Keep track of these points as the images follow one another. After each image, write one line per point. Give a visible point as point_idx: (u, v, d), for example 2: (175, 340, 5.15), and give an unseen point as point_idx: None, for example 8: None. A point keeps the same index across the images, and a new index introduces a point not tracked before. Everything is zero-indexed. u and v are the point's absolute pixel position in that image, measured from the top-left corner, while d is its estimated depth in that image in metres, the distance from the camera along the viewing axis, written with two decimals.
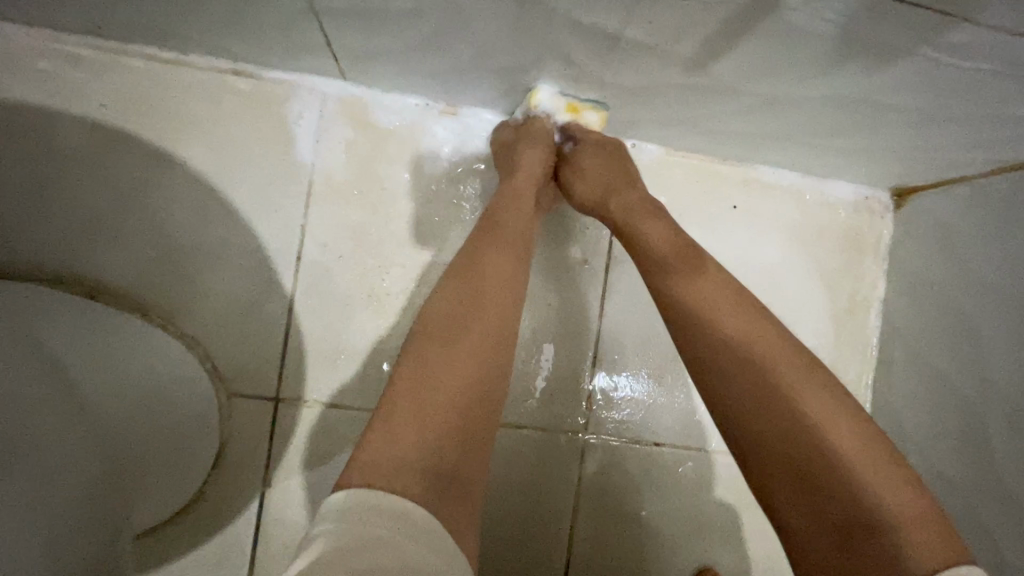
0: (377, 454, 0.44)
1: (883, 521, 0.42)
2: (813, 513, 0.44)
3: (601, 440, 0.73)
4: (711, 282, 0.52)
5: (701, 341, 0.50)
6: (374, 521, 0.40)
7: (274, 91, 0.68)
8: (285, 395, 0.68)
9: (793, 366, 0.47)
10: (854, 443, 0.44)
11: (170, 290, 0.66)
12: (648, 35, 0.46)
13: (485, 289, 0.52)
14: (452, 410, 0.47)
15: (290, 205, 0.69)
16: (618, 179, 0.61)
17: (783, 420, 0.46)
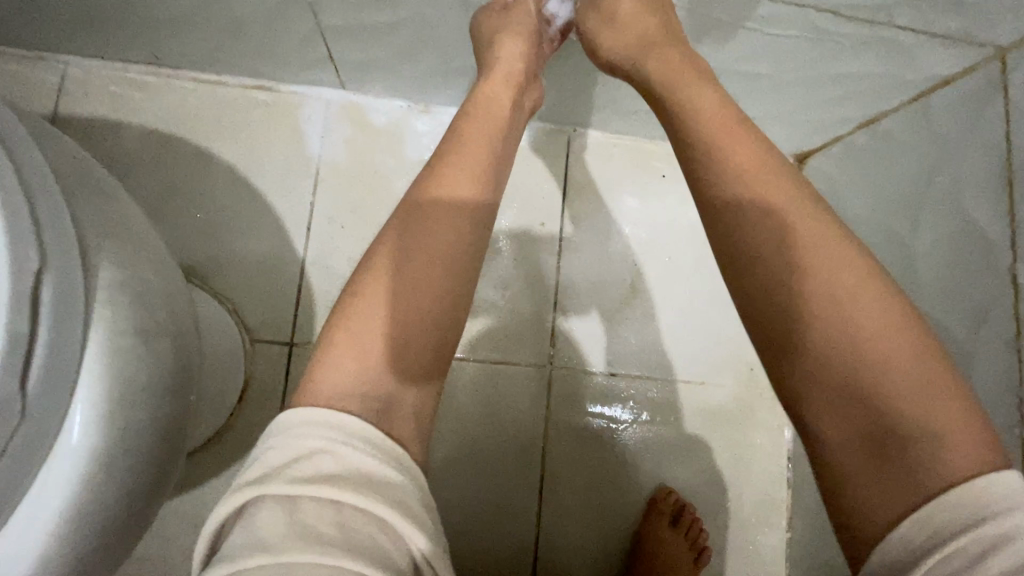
0: (323, 381, 0.51)
1: (908, 418, 0.40)
2: (839, 409, 0.42)
3: (564, 372, 0.87)
4: (750, 166, 0.50)
5: (738, 224, 0.49)
6: (347, 441, 0.46)
7: (289, 101, 0.87)
8: (299, 339, 0.82)
9: (835, 260, 0.45)
10: (884, 340, 0.42)
11: (206, 259, 0.82)
12: None
13: (425, 232, 0.57)
14: (391, 338, 0.53)
15: (302, 187, 0.86)
16: (653, 32, 0.59)
17: (808, 313, 0.44)
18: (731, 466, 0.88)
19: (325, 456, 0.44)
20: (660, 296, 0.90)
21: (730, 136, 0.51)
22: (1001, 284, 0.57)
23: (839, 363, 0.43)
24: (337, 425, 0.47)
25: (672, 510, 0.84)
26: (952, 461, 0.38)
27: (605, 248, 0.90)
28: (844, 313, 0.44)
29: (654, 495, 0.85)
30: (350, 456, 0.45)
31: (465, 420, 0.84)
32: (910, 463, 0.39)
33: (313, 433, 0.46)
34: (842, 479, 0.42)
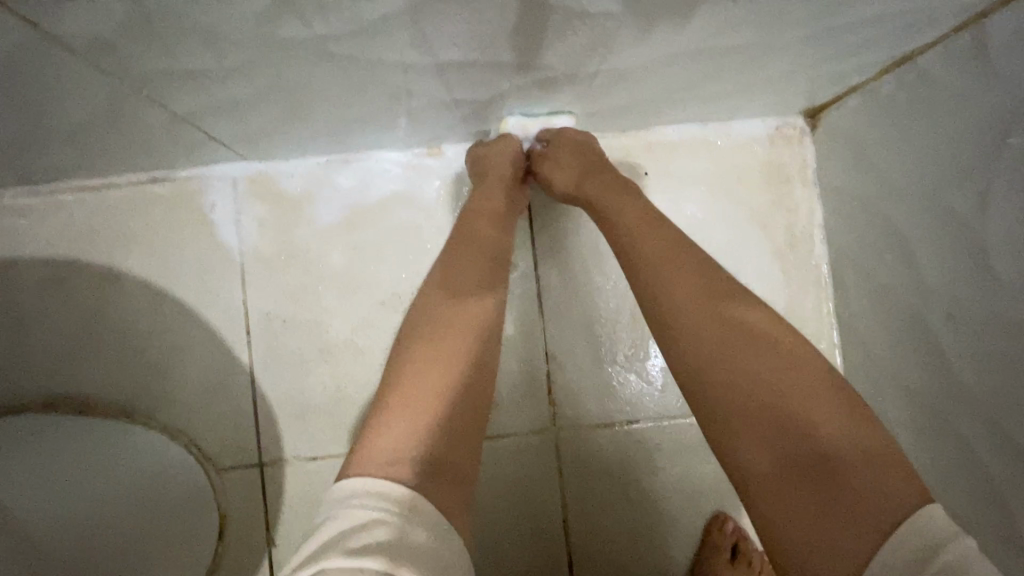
0: (378, 445, 0.45)
1: (852, 460, 0.41)
2: (770, 453, 0.44)
3: (572, 431, 0.75)
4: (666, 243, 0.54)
5: (648, 279, 0.53)
6: (407, 514, 0.42)
7: (188, 188, 0.74)
8: (268, 458, 0.73)
9: (732, 310, 0.49)
10: (786, 378, 0.45)
11: (146, 392, 0.73)
12: (464, 51, 0.48)
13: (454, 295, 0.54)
14: (442, 396, 0.48)
15: (228, 286, 0.74)
16: (592, 173, 0.63)
17: (714, 364, 0.47)
18: None
19: (392, 532, 0.40)
20: None
21: (653, 230, 0.56)
22: None
23: (763, 408, 0.45)
24: (397, 494, 0.43)
25: (729, 543, 0.73)
26: (881, 490, 0.40)
27: (595, 277, 0.75)
28: (765, 370, 0.45)
29: (706, 530, 0.75)
30: (416, 534, 0.41)
31: (473, 507, 0.74)
32: (845, 498, 0.40)
33: (357, 502, 0.42)
34: (778, 515, 0.42)
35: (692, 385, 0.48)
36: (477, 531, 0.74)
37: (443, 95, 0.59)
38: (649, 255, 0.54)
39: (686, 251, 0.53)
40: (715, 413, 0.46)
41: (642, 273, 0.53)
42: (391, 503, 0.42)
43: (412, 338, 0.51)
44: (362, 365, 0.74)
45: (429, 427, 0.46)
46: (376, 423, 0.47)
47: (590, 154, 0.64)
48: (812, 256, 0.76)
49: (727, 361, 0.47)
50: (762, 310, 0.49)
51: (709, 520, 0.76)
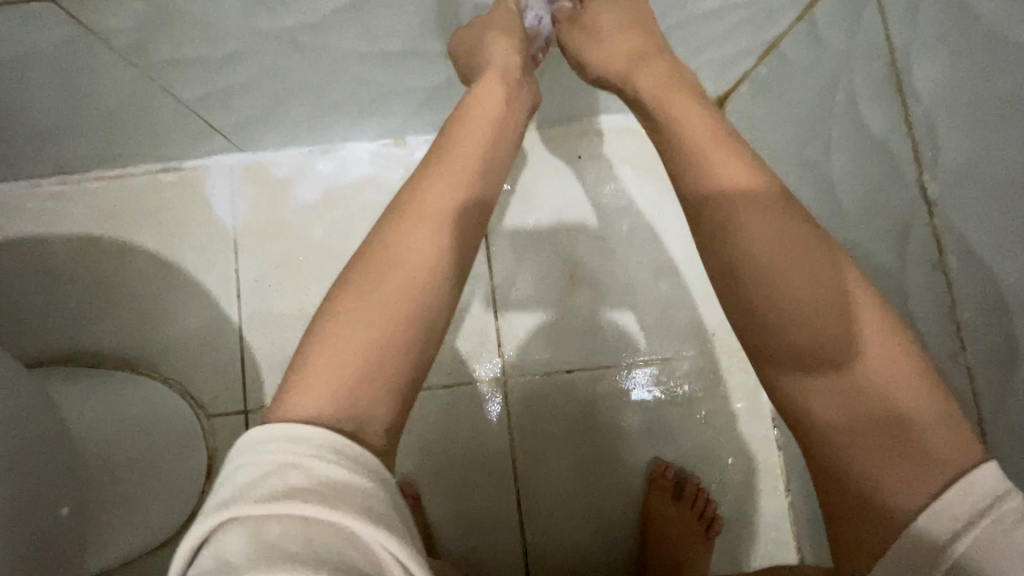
0: (297, 398, 0.45)
1: (918, 420, 0.39)
2: (838, 405, 0.41)
3: (518, 379, 0.84)
4: (740, 185, 0.46)
5: (704, 202, 0.47)
6: (314, 454, 0.41)
7: (193, 176, 0.88)
8: (253, 405, 0.84)
9: (800, 249, 0.44)
10: (856, 327, 0.42)
11: (150, 348, 0.84)
12: (404, 43, 0.62)
13: (400, 249, 0.50)
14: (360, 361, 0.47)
15: (224, 257, 0.87)
16: (639, 48, 0.55)
17: (776, 305, 0.44)
18: (712, 438, 0.85)
19: (292, 471, 0.39)
20: (600, 282, 0.86)
21: (719, 154, 0.47)
22: (912, 201, 0.51)
23: (831, 355, 0.42)
24: (303, 438, 0.42)
25: (670, 484, 0.81)
26: (948, 451, 0.38)
27: (538, 244, 0.87)
28: (832, 317, 0.42)
29: (649, 473, 0.83)
30: (318, 469, 0.40)
31: (431, 449, 0.83)
32: (915, 454, 0.38)
33: (259, 450, 0.41)
34: (839, 467, 0.41)
35: (750, 328, 0.45)
36: (434, 471, 0.82)
37: (399, 86, 0.73)
38: (717, 195, 0.46)
39: (757, 198, 0.45)
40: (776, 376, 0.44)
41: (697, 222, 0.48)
42: (291, 444, 0.41)
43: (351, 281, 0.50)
44: None
45: (349, 389, 0.46)
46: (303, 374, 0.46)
47: (634, 25, 0.56)
48: None
49: (789, 302, 0.43)
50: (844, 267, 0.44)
51: (651, 467, 0.84)
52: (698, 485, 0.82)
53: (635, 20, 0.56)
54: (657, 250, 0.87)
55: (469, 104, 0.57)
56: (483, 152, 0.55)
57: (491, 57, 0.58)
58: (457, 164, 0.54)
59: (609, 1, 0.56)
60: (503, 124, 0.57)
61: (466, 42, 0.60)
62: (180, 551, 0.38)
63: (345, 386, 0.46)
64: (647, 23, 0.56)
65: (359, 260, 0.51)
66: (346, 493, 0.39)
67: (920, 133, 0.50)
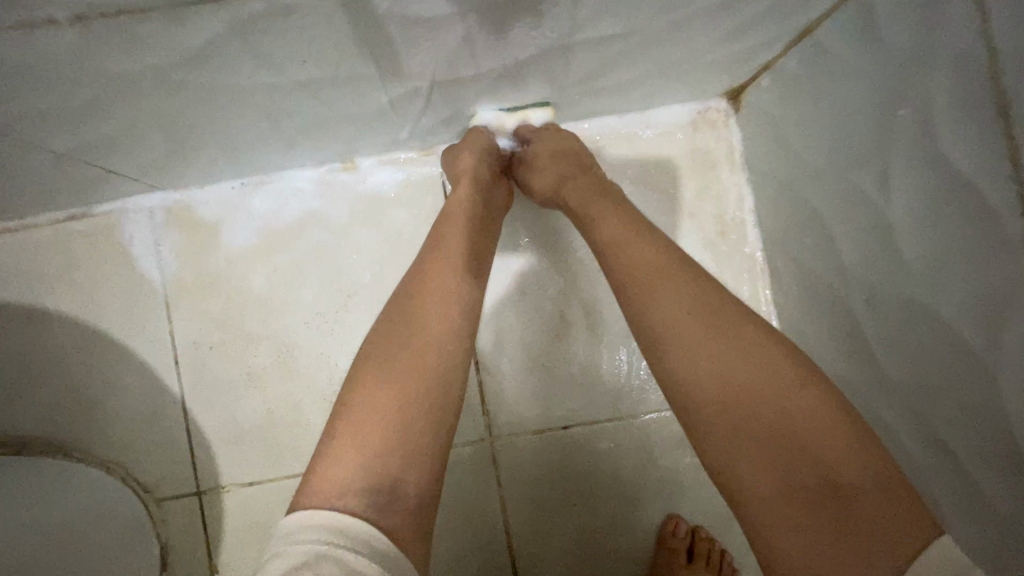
0: (324, 479, 0.45)
1: (856, 488, 0.39)
2: (770, 476, 0.41)
3: (505, 440, 0.73)
4: (648, 262, 0.50)
5: (629, 287, 0.50)
6: (349, 545, 0.42)
7: (106, 223, 0.74)
8: (206, 487, 0.73)
9: (723, 321, 0.46)
10: (781, 392, 0.42)
11: (81, 430, 0.73)
12: (320, 66, 0.47)
13: (414, 307, 0.52)
14: (387, 423, 0.47)
15: (154, 318, 0.74)
16: (575, 169, 0.61)
17: (699, 374, 0.45)
18: None
19: (330, 564, 0.40)
20: (597, 320, 0.74)
21: (633, 250, 0.52)
22: (1012, 270, 0.38)
23: (763, 423, 0.42)
24: (338, 529, 0.42)
25: (685, 544, 0.71)
26: (899, 520, 0.38)
27: (520, 279, 0.73)
28: (754, 384, 0.43)
29: (660, 531, 0.73)
30: (354, 563, 0.41)
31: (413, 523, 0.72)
32: (860, 525, 0.38)
33: (298, 542, 0.42)
34: (780, 543, 0.40)
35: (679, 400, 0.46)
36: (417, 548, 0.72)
37: (330, 111, 0.58)
38: (635, 276, 0.50)
39: (682, 281, 0.48)
40: (717, 457, 0.44)
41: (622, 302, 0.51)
42: (327, 535, 0.42)
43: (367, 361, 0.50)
44: (293, 388, 0.74)
45: (380, 454, 0.46)
46: (327, 456, 0.46)
47: (571, 153, 0.62)
48: (745, 243, 0.74)
49: (711, 374, 0.44)
50: (765, 334, 0.45)
51: (661, 525, 0.74)
52: (715, 543, 0.73)
53: (568, 146, 0.63)
54: None
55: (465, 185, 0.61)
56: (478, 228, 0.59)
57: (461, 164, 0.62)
58: (457, 228, 0.58)
59: (550, 131, 0.63)
60: (490, 206, 0.62)
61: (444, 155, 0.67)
62: None
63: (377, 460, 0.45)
64: (581, 153, 0.63)
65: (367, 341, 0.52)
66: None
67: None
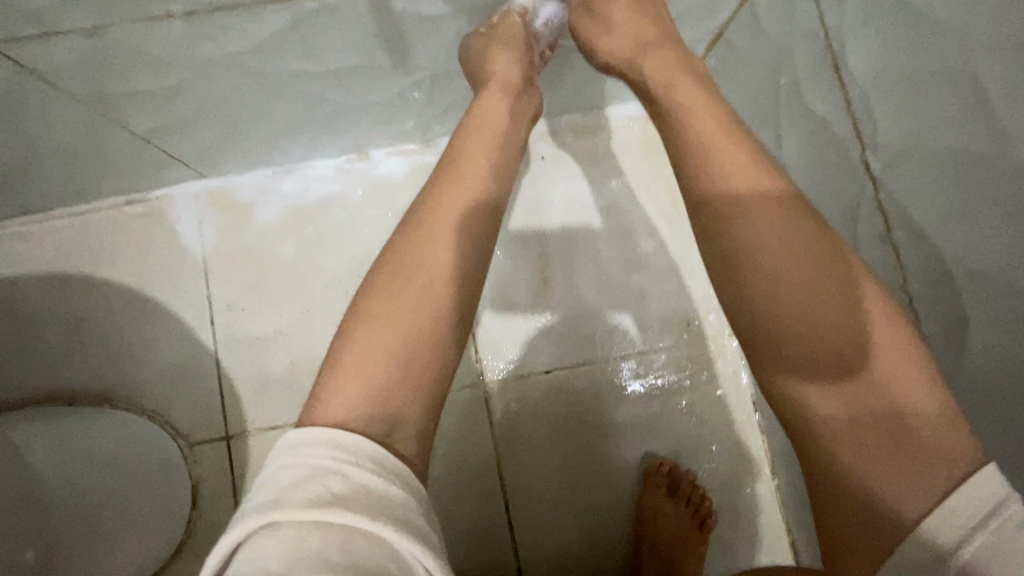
0: (332, 403, 0.48)
1: (912, 416, 0.40)
2: (831, 395, 0.42)
3: (498, 384, 0.84)
4: (740, 165, 0.48)
5: (701, 195, 0.49)
6: (355, 462, 0.44)
7: (159, 205, 0.88)
8: (235, 430, 0.83)
9: (800, 239, 0.46)
10: (851, 318, 0.43)
11: (127, 381, 0.84)
12: (349, 58, 0.63)
13: (415, 260, 0.54)
14: (389, 357, 0.51)
15: (195, 285, 0.86)
16: (647, 34, 0.57)
17: (768, 289, 0.45)
18: (696, 426, 0.85)
19: (337, 477, 0.42)
20: (575, 280, 0.87)
21: (722, 144, 0.49)
22: None
23: (831, 344, 0.43)
24: (343, 446, 0.44)
25: (666, 479, 0.81)
26: (947, 448, 0.39)
27: (508, 246, 0.87)
28: (824, 305, 0.44)
29: (645, 469, 0.83)
30: (360, 476, 0.43)
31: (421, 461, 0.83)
32: (912, 450, 0.39)
33: (303, 457, 0.43)
34: (828, 459, 0.42)
35: (743, 311, 0.47)
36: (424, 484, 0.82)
37: (353, 101, 0.73)
38: (727, 190, 0.48)
39: (764, 189, 0.47)
40: (779, 372, 0.45)
41: (704, 217, 0.49)
42: (333, 451, 0.44)
43: (384, 293, 0.52)
44: (312, 343, 0.86)
45: (377, 388, 0.49)
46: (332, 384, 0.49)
47: (646, 16, 0.58)
48: None
49: (785, 289, 0.45)
50: (842, 258, 0.45)
51: (646, 464, 0.84)
52: (691, 476, 0.83)
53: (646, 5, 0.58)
54: (628, 244, 0.88)
55: (490, 117, 0.60)
56: (495, 168, 0.59)
57: (497, 71, 0.61)
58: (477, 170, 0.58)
59: None
60: (511, 141, 0.61)
61: (473, 43, 0.63)
62: (221, 547, 0.40)
63: (379, 387, 0.49)
64: (656, 16, 0.58)
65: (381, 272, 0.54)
66: (383, 503, 0.42)
67: (862, 116, 0.56)
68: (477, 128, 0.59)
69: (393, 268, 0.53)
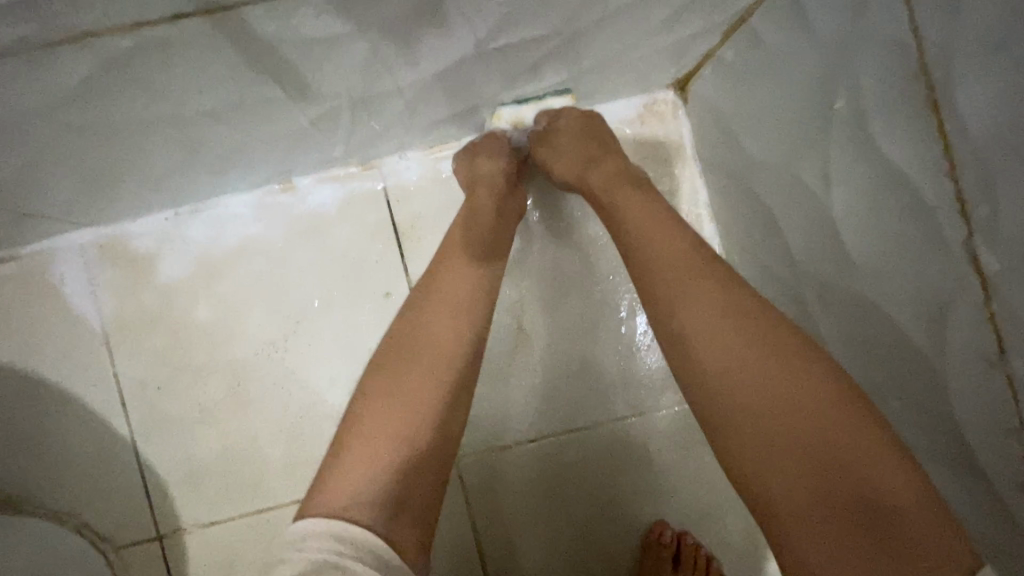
0: (337, 484, 0.45)
1: (892, 503, 0.37)
2: (804, 481, 0.39)
3: (473, 458, 0.71)
4: (681, 257, 0.49)
5: (649, 275, 0.50)
6: (355, 553, 0.41)
7: (35, 263, 0.70)
8: (166, 529, 0.70)
9: (747, 317, 0.45)
10: (818, 399, 0.41)
11: (30, 481, 0.70)
12: (220, 93, 0.44)
13: (423, 334, 0.51)
14: (403, 430, 0.47)
15: (95, 360, 0.71)
16: (594, 153, 0.59)
17: (724, 368, 0.44)
18: (705, 489, 0.73)
19: (340, 573, 0.40)
20: (559, 328, 0.72)
21: (656, 230, 0.51)
22: (956, 267, 0.36)
23: (798, 425, 0.41)
24: (347, 537, 0.42)
25: (672, 551, 0.70)
26: (934, 541, 0.36)
27: None
28: (783, 382, 0.42)
29: (646, 538, 0.72)
30: (363, 574, 0.41)
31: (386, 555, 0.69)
32: (897, 541, 0.37)
33: (308, 551, 0.41)
34: (807, 553, 0.39)
35: (700, 395, 0.44)
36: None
37: (251, 135, 0.54)
38: (668, 272, 0.49)
39: (701, 270, 0.48)
40: (745, 459, 0.42)
41: (653, 302, 0.49)
42: (337, 543, 0.42)
43: (388, 370, 0.50)
44: (248, 420, 0.72)
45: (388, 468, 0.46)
46: (339, 462, 0.46)
47: (596, 134, 0.60)
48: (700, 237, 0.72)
49: (740, 367, 0.43)
50: (793, 332, 0.44)
51: (646, 532, 0.73)
52: (699, 542, 0.72)
53: (596, 126, 0.61)
54: (622, 278, 0.72)
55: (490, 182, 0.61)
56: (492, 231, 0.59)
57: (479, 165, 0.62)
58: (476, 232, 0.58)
59: (573, 114, 0.60)
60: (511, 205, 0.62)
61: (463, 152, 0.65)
62: None
63: (391, 468, 0.46)
64: (607, 137, 0.61)
65: (387, 345, 0.52)
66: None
67: None
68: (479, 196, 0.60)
69: (405, 344, 0.51)
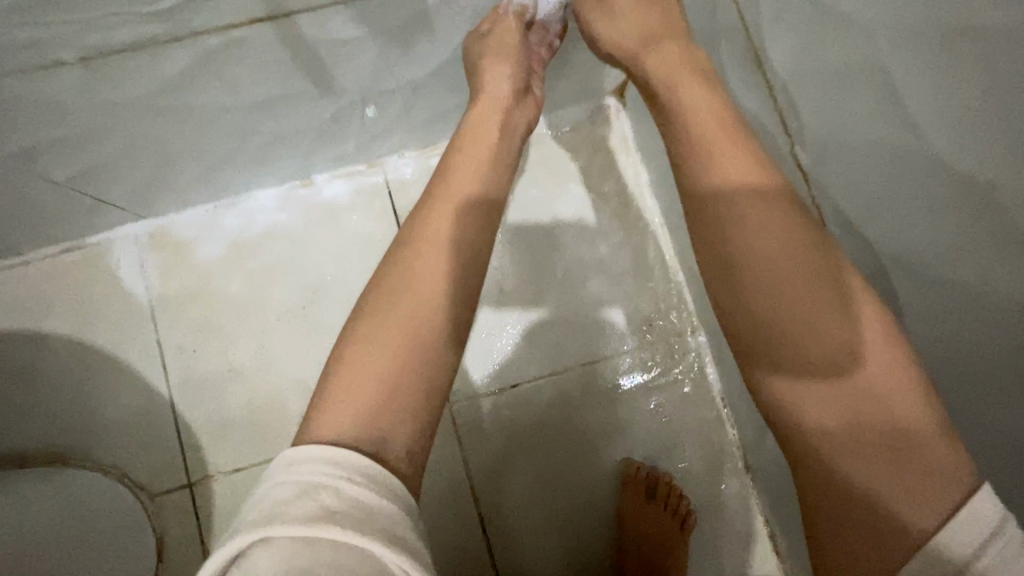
0: (325, 420, 0.45)
1: (915, 439, 0.38)
2: (832, 410, 0.40)
3: (464, 403, 0.83)
4: (733, 150, 0.47)
5: (691, 180, 0.48)
6: (350, 475, 0.41)
7: (97, 251, 0.84)
8: (196, 476, 0.81)
9: (791, 241, 0.44)
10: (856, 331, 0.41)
11: (79, 438, 0.81)
12: (268, 88, 0.60)
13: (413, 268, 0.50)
14: (392, 367, 0.47)
15: (142, 330, 0.83)
16: (652, 29, 0.55)
17: (769, 290, 0.44)
18: (667, 425, 0.84)
19: (331, 493, 0.40)
20: (536, 289, 0.86)
21: (711, 127, 0.48)
22: None
23: (833, 355, 0.41)
24: (337, 461, 0.42)
25: (642, 483, 0.80)
26: (947, 476, 0.37)
27: None
28: (820, 313, 0.42)
29: (620, 475, 0.83)
30: (356, 493, 0.40)
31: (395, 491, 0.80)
32: (910, 475, 0.38)
33: (297, 474, 0.41)
34: (817, 474, 0.41)
35: (739, 318, 0.45)
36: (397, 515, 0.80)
37: (285, 130, 0.71)
38: (719, 177, 0.47)
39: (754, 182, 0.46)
40: (776, 383, 0.43)
41: (692, 208, 0.48)
42: (328, 467, 0.41)
43: (382, 306, 0.49)
44: (270, 379, 0.83)
45: (371, 405, 0.46)
46: (328, 396, 0.46)
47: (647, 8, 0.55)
48: (645, 211, 0.88)
49: (781, 293, 0.43)
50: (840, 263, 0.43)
51: (620, 469, 0.83)
52: (667, 474, 0.82)
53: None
54: (585, 247, 0.87)
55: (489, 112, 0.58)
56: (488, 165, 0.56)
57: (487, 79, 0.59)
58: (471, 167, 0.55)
59: None
60: (510, 139, 0.59)
61: (473, 42, 0.60)
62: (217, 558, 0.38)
63: (372, 408, 0.45)
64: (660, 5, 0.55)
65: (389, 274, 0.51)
66: (378, 521, 0.39)
67: (787, 108, 0.54)
68: (476, 126, 0.57)
69: (397, 281, 0.50)
